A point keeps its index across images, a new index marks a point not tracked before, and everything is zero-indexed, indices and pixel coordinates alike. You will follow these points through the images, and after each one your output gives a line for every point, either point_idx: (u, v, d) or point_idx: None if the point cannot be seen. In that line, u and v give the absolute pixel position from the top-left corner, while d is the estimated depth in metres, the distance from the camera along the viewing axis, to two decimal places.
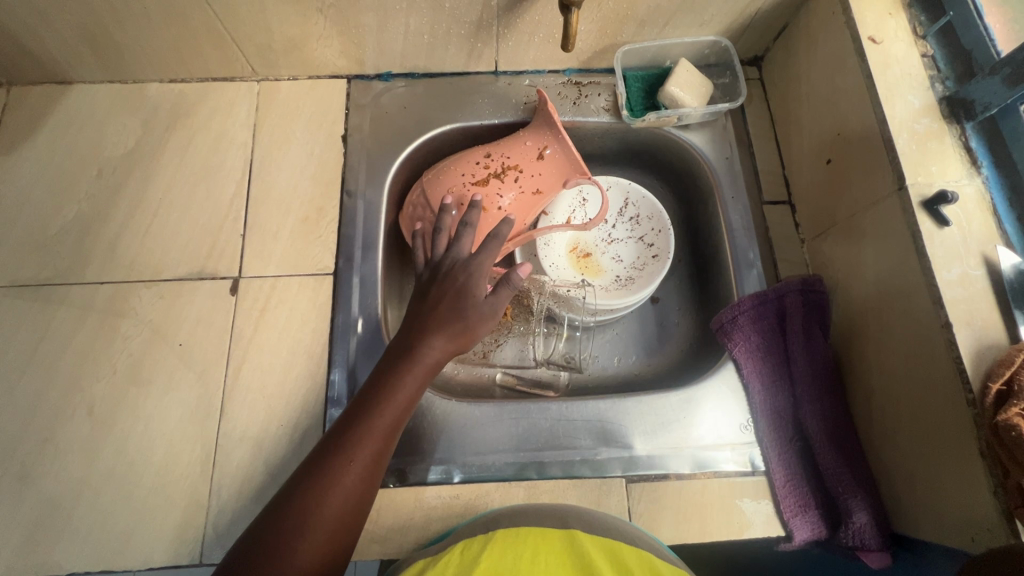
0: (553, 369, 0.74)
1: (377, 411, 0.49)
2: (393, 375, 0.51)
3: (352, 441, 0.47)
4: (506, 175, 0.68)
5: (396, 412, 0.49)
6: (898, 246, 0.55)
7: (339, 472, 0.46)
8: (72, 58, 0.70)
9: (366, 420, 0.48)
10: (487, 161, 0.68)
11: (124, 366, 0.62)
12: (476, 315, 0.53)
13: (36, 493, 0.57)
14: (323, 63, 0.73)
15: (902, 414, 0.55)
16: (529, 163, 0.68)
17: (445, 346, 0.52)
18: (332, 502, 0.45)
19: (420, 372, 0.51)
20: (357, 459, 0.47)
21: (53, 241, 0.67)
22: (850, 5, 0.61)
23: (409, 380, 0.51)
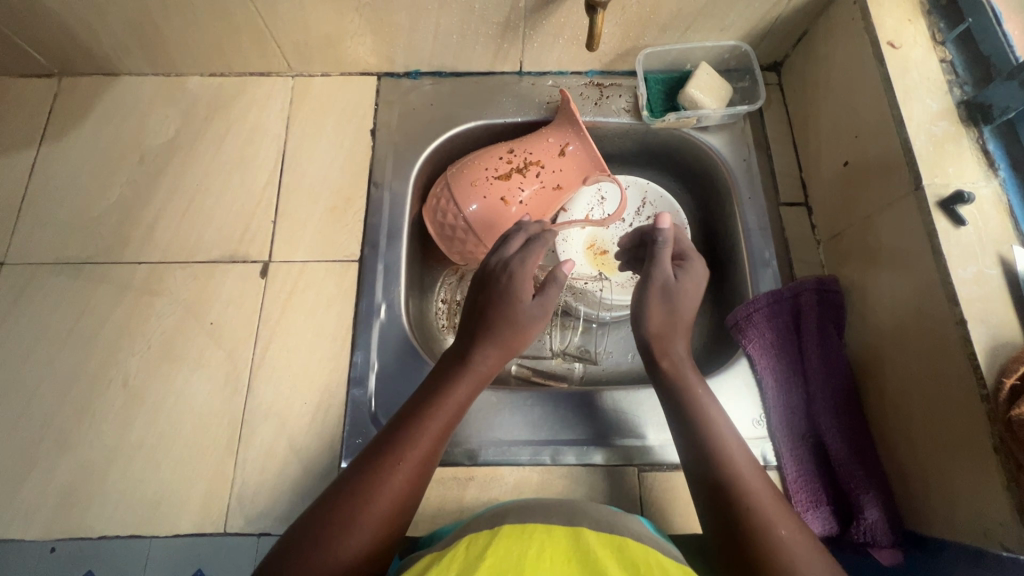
0: (568, 361, 0.75)
1: (431, 412, 0.51)
2: (447, 381, 0.53)
3: (403, 444, 0.49)
4: (528, 170, 0.71)
5: (448, 416, 0.51)
6: (914, 245, 0.56)
7: (389, 469, 0.47)
8: (120, 50, 0.73)
9: (420, 421, 0.50)
10: (510, 156, 0.71)
11: (158, 342, 0.65)
12: (526, 321, 0.56)
13: (71, 459, 0.60)
14: (354, 60, 0.76)
15: (916, 411, 0.55)
16: (551, 158, 0.71)
17: (496, 354, 0.55)
18: (378, 502, 0.46)
19: (472, 379, 0.54)
20: (407, 460, 0.48)
21: (96, 223, 0.71)
22: (869, 11, 0.63)
23: (462, 386, 0.53)
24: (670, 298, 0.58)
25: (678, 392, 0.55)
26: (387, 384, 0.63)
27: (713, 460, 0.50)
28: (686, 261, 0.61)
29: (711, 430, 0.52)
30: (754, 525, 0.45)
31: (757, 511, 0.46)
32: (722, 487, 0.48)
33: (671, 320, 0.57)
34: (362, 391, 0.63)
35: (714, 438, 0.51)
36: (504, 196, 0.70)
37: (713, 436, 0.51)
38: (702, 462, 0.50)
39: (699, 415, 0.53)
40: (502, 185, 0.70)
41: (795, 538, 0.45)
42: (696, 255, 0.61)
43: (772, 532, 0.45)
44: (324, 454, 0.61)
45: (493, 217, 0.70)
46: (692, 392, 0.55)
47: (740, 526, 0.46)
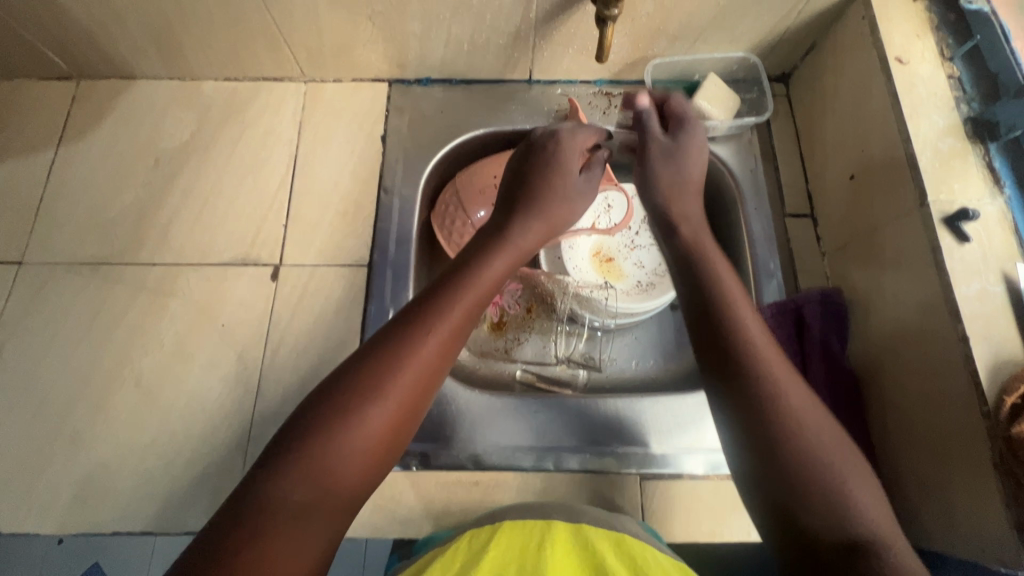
0: (571, 368, 0.76)
1: (458, 293, 0.48)
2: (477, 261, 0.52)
3: (433, 313, 0.46)
4: None
5: (480, 292, 0.49)
6: (918, 260, 0.56)
7: (421, 334, 0.45)
8: (137, 55, 0.75)
9: (446, 303, 0.47)
10: None
11: (171, 342, 0.66)
12: (561, 195, 0.60)
13: (85, 456, 0.61)
14: (366, 67, 0.77)
15: (916, 426, 0.56)
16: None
17: (537, 223, 0.57)
18: (411, 365, 0.44)
19: (506, 256, 0.54)
20: (439, 329, 0.46)
21: (112, 224, 0.72)
22: (877, 26, 0.63)
23: (494, 262, 0.52)
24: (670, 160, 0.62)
25: (707, 279, 0.52)
26: None
27: (745, 360, 0.46)
28: (685, 122, 0.64)
29: (745, 336, 0.47)
30: (791, 431, 0.43)
31: (792, 417, 0.44)
32: (757, 393, 0.45)
33: (676, 185, 0.60)
34: None
35: (747, 340, 0.47)
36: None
37: (747, 338, 0.47)
38: (735, 361, 0.46)
39: (730, 316, 0.48)
40: None
41: (830, 441, 0.43)
42: (694, 122, 0.65)
43: (786, 403, 0.44)
44: None
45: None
46: (712, 264, 0.53)
47: (774, 428, 0.44)
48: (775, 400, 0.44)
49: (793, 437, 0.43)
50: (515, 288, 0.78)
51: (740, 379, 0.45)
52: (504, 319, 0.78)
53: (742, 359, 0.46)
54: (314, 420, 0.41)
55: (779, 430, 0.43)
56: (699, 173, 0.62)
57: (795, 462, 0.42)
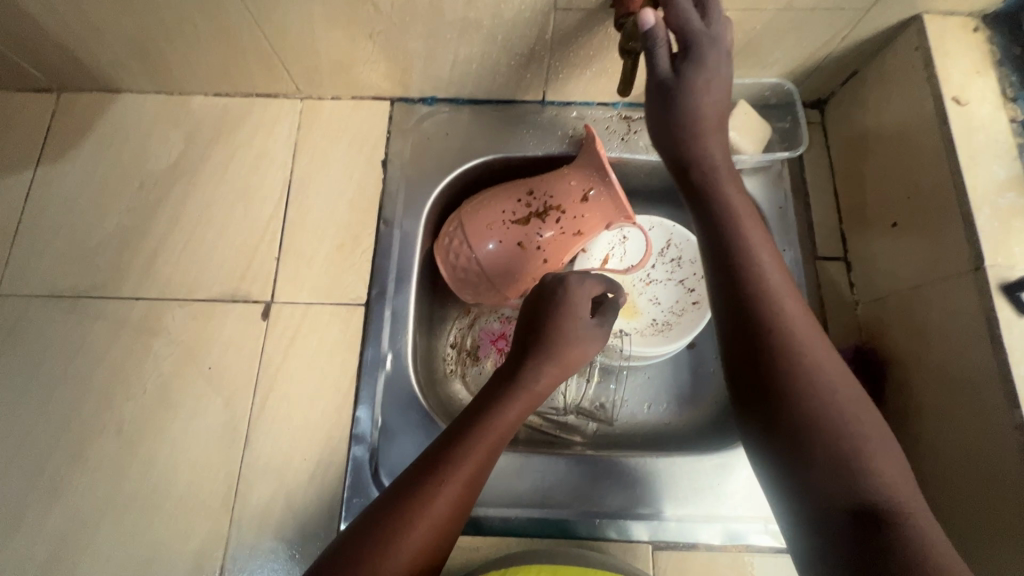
0: (580, 417, 0.71)
1: (490, 426, 0.48)
2: (501, 399, 0.50)
3: (484, 417, 0.49)
4: (547, 215, 0.65)
5: (528, 401, 0.51)
6: (969, 330, 0.51)
7: (473, 438, 0.47)
8: (120, 68, 0.69)
9: (478, 434, 0.48)
10: (529, 199, 0.65)
11: (154, 386, 0.62)
12: (578, 334, 0.54)
13: (64, 509, 0.58)
14: (367, 85, 0.71)
15: (958, 510, 0.51)
16: (573, 203, 0.65)
17: (551, 369, 0.53)
18: (466, 468, 0.46)
19: (523, 401, 0.51)
20: (490, 432, 0.48)
21: (94, 253, 0.67)
22: (933, 60, 0.57)
23: (514, 407, 0.50)
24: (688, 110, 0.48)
25: (727, 231, 0.47)
26: (391, 443, 0.60)
27: (760, 310, 0.44)
28: (687, 38, 0.48)
29: (763, 283, 0.45)
30: (806, 389, 0.41)
31: (811, 373, 0.42)
32: (771, 335, 0.43)
33: (690, 138, 0.49)
34: (363, 449, 0.60)
35: (762, 286, 0.45)
36: (521, 241, 0.65)
37: (764, 283, 0.45)
38: (750, 305, 0.44)
39: (749, 258, 0.46)
40: (519, 230, 0.65)
41: (849, 401, 0.41)
42: (704, 33, 0.48)
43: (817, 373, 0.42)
44: (323, 515, 0.58)
45: (508, 263, 0.65)
46: (718, 184, 0.48)
47: (799, 407, 0.41)
48: (794, 354, 0.42)
49: (811, 396, 0.41)
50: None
51: (754, 331, 0.44)
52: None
53: (759, 304, 0.44)
54: (374, 522, 0.43)
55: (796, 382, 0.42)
56: (716, 105, 0.49)
57: (805, 431, 0.40)
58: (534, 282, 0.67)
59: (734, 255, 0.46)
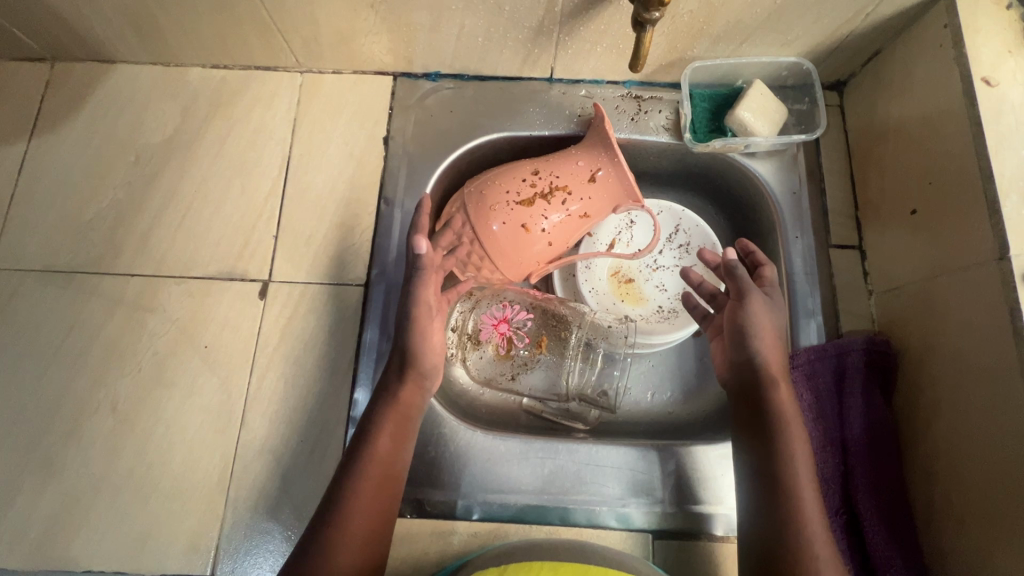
0: (582, 405, 0.68)
1: (366, 459, 0.52)
2: (372, 431, 0.54)
3: (359, 464, 0.52)
4: (553, 196, 0.63)
5: (396, 426, 0.54)
6: (991, 322, 0.49)
7: (354, 489, 0.51)
8: (115, 38, 0.67)
9: (361, 469, 0.52)
10: (534, 179, 0.63)
11: (149, 364, 0.61)
12: (428, 350, 0.56)
13: (59, 486, 0.58)
14: (369, 59, 0.68)
15: (973, 508, 0.50)
16: (580, 184, 0.63)
17: (411, 391, 0.56)
18: (358, 519, 0.50)
19: (394, 424, 0.54)
20: (370, 474, 0.52)
21: (88, 228, 0.66)
22: (963, 39, 0.54)
23: (385, 436, 0.53)
24: (772, 317, 0.57)
25: (772, 416, 0.54)
26: None
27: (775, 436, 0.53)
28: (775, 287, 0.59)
29: (780, 410, 0.54)
30: (790, 504, 0.50)
31: (792, 493, 0.50)
32: (770, 457, 0.52)
33: (772, 351, 0.56)
34: None
35: (779, 414, 0.53)
36: (525, 223, 0.61)
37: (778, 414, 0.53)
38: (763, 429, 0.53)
39: (769, 388, 0.55)
40: (523, 211, 0.62)
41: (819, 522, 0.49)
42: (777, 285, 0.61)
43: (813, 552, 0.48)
44: (319, 498, 0.57)
45: (510, 245, 0.62)
46: (779, 404, 0.54)
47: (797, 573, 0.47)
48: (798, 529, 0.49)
49: (803, 561, 0.47)
50: (526, 315, 0.69)
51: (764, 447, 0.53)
52: (511, 352, 0.68)
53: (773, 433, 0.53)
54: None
55: (783, 499, 0.50)
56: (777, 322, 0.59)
57: None
58: (536, 265, 0.65)
59: (763, 399, 0.54)
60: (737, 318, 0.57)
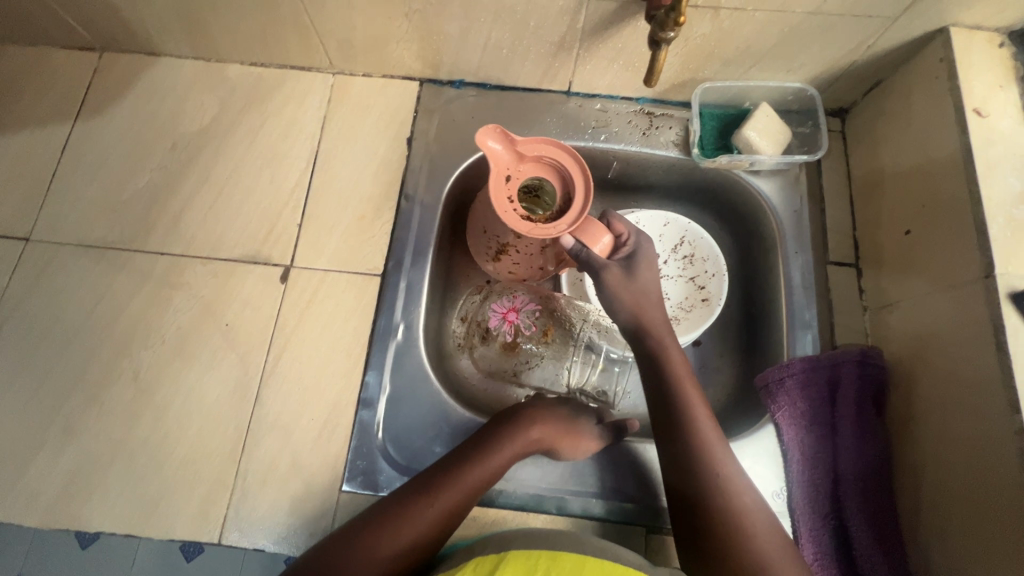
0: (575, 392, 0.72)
1: (522, 427, 0.58)
2: (539, 416, 0.60)
3: (513, 427, 0.58)
4: (508, 251, 0.64)
5: (559, 426, 0.60)
6: (976, 336, 0.52)
7: (498, 442, 0.56)
8: (162, 32, 0.71)
9: (511, 430, 0.58)
10: (487, 239, 0.65)
11: (171, 337, 0.64)
12: (581, 424, 0.61)
13: (77, 449, 0.60)
14: (399, 64, 0.73)
15: (959, 513, 0.51)
16: (519, 237, 0.61)
17: (550, 431, 0.59)
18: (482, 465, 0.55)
19: (519, 445, 0.57)
20: (512, 442, 0.57)
21: (123, 208, 0.70)
22: (957, 72, 0.58)
23: (510, 446, 0.57)
24: (626, 286, 0.58)
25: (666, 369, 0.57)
26: (397, 410, 0.62)
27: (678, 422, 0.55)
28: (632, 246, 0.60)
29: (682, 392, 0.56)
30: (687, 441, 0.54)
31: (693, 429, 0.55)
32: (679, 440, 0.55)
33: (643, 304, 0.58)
34: (370, 414, 0.61)
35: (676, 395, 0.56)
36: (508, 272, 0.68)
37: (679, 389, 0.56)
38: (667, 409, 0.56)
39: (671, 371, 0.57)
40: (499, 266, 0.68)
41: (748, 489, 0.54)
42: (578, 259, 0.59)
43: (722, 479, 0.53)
44: (326, 475, 0.60)
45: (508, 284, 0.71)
46: (666, 352, 0.58)
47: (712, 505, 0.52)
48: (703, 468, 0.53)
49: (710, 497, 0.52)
50: (533, 308, 0.71)
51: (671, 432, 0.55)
52: (517, 340, 0.70)
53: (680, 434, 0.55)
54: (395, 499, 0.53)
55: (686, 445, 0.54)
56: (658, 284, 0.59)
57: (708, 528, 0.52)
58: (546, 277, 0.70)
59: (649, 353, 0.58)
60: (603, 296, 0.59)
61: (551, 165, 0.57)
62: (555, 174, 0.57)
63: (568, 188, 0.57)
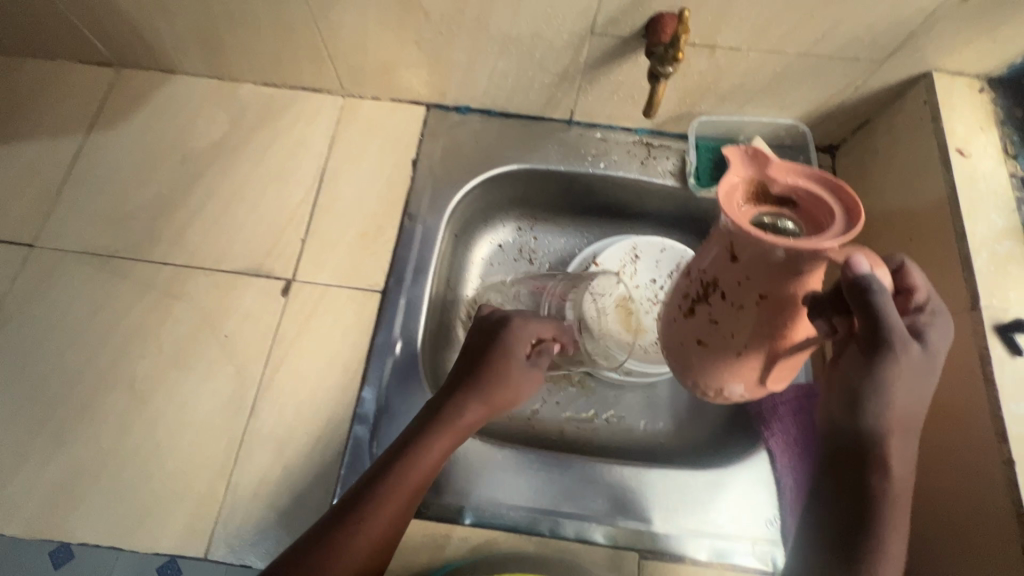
0: (567, 400, 0.72)
1: (448, 417, 0.52)
2: (465, 395, 0.53)
3: (440, 423, 0.52)
4: (710, 298, 0.44)
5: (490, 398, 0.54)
6: (963, 367, 0.53)
7: (425, 444, 0.51)
8: (181, 51, 0.74)
9: (437, 427, 0.52)
10: (687, 285, 0.47)
11: (169, 347, 0.65)
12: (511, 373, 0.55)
13: (67, 457, 0.60)
14: (407, 89, 0.75)
15: (950, 544, 0.51)
16: (736, 263, 0.41)
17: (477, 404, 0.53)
18: (410, 477, 0.50)
19: (449, 437, 0.52)
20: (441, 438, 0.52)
21: (130, 218, 0.71)
22: (940, 113, 0.61)
23: (438, 444, 0.52)
24: (912, 377, 0.42)
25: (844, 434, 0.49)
26: (392, 427, 0.62)
27: (875, 513, 0.43)
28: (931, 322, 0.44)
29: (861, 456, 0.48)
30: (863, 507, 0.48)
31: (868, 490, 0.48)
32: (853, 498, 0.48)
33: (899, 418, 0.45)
34: (365, 430, 0.61)
35: (890, 487, 0.43)
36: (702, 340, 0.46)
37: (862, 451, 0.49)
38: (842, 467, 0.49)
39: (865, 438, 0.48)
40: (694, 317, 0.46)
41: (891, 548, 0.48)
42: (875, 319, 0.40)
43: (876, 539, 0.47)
44: (317, 491, 0.59)
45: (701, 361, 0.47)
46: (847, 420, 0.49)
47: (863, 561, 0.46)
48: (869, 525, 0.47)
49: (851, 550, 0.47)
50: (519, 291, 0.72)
51: (864, 530, 0.43)
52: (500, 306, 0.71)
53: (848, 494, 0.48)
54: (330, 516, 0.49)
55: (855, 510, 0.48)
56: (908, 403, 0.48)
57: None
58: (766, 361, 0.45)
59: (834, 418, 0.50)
60: (859, 377, 0.42)
61: (790, 199, 0.42)
62: (803, 202, 0.41)
63: (820, 226, 0.40)
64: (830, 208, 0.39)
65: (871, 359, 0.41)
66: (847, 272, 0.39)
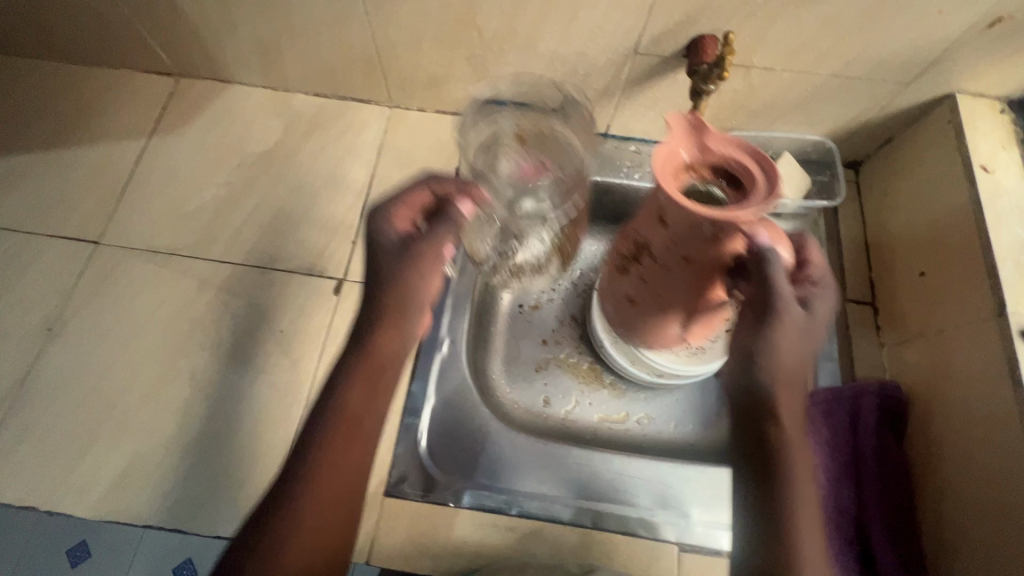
0: (598, 401, 0.73)
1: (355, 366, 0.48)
2: (368, 331, 0.49)
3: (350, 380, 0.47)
4: (642, 258, 0.50)
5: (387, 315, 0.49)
6: (991, 370, 0.56)
7: (340, 413, 0.46)
8: (240, 62, 0.78)
9: (344, 384, 0.47)
10: (623, 244, 0.53)
11: (228, 341, 0.68)
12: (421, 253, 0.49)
13: (132, 443, 0.63)
14: (452, 102, 0.79)
15: (981, 538, 0.55)
16: (664, 227, 0.46)
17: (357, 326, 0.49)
18: (331, 455, 0.45)
19: (366, 383, 0.47)
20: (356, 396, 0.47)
21: (190, 218, 0.74)
22: (963, 131, 0.64)
23: (353, 401, 0.46)
24: (809, 338, 0.44)
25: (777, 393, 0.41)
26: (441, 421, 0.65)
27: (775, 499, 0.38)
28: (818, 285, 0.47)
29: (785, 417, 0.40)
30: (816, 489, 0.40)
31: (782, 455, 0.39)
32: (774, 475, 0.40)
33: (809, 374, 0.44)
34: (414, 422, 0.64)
35: (781, 434, 0.39)
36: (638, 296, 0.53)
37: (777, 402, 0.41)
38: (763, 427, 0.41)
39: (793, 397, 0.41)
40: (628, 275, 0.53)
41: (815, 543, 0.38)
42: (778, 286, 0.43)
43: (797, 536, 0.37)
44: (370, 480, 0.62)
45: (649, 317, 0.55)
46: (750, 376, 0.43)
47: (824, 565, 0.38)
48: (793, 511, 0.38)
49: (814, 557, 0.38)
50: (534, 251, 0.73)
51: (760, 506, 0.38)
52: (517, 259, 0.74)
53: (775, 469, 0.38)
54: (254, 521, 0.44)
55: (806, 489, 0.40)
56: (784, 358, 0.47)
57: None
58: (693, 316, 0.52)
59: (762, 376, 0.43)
60: (753, 337, 0.43)
61: (723, 169, 0.46)
62: (740, 169, 0.46)
63: (744, 192, 0.45)
64: (751, 175, 0.44)
65: (763, 318, 0.43)
66: (757, 241, 0.44)
